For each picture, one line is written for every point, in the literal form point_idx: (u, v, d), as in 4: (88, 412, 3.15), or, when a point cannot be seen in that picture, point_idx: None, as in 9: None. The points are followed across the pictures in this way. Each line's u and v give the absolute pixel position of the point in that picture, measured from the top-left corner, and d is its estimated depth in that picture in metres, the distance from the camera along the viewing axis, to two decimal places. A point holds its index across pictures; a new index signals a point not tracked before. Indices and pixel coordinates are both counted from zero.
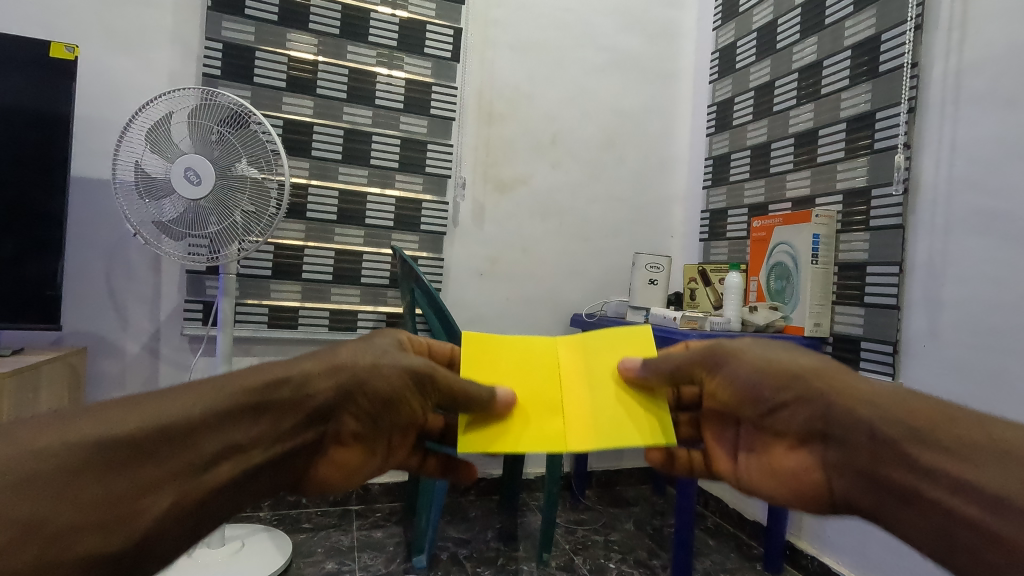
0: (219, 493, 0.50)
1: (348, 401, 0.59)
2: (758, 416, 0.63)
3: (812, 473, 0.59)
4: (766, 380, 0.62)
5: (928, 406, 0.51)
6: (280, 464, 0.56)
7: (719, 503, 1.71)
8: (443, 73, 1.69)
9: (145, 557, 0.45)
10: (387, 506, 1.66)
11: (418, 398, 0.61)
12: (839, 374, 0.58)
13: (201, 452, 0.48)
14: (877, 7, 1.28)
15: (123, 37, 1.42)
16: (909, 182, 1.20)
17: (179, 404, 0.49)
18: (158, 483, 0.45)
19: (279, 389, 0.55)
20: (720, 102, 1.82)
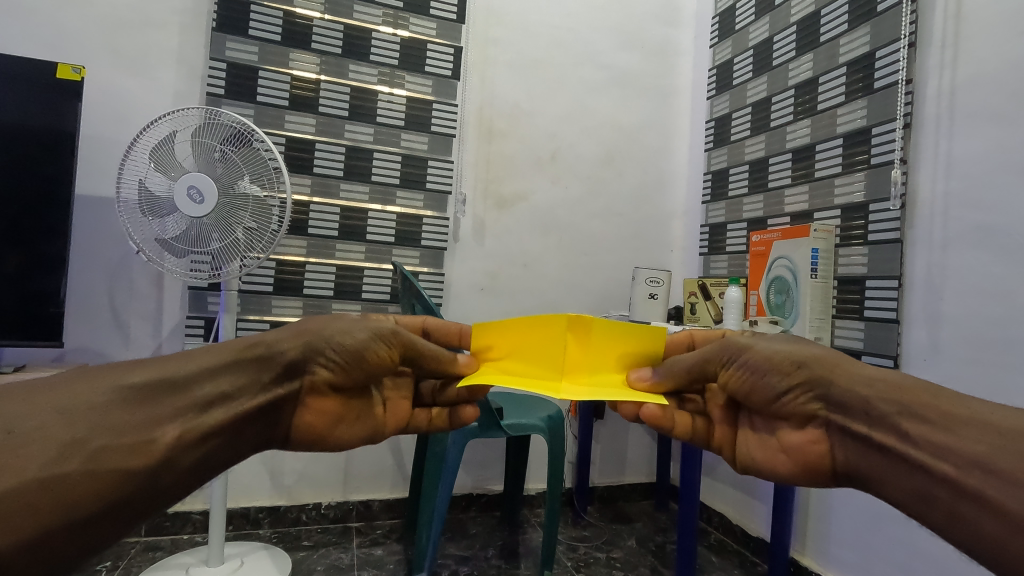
0: (225, 432, 0.57)
1: (321, 355, 0.67)
2: (765, 402, 0.66)
3: (813, 446, 0.63)
4: (774, 365, 0.65)
5: (914, 381, 0.57)
6: (272, 413, 0.63)
7: (722, 519, 1.70)
8: (444, 90, 1.71)
9: (175, 486, 0.52)
10: (388, 523, 1.66)
11: (383, 347, 0.70)
12: (841, 357, 0.63)
13: (204, 396, 0.56)
14: (872, 25, 1.30)
15: (129, 57, 1.45)
16: (906, 198, 1.21)
17: (180, 360, 0.58)
18: (172, 416, 0.53)
19: (265, 344, 0.63)
20: (718, 117, 1.84)
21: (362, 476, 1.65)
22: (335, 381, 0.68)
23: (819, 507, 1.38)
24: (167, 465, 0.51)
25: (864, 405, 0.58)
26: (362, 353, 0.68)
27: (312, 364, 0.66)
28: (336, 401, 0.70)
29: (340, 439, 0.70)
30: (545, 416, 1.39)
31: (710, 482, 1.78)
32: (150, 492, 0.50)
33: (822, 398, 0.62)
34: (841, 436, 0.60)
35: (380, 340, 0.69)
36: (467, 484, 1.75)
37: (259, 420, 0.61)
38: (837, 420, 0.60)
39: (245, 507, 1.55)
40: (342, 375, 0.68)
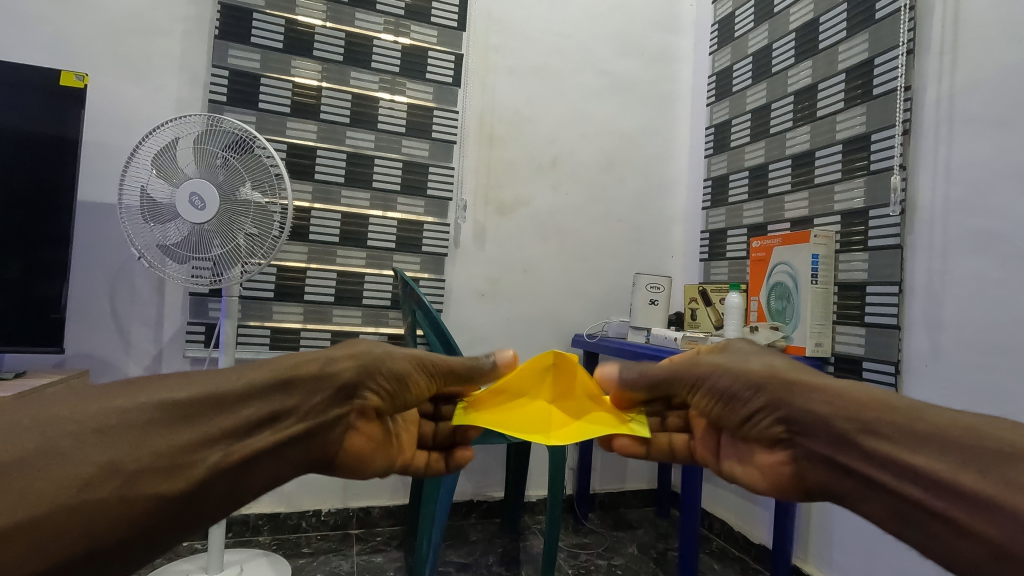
0: (265, 454, 0.57)
1: (371, 380, 0.69)
2: (736, 425, 0.68)
3: (783, 467, 0.64)
4: (738, 387, 0.68)
5: (872, 395, 0.57)
6: (316, 437, 0.64)
7: (724, 526, 1.69)
8: (445, 97, 1.72)
9: (208, 508, 0.53)
10: (388, 530, 1.65)
11: (426, 380, 0.73)
12: (801, 375, 0.64)
13: (247, 417, 0.57)
14: (870, 31, 1.31)
15: (132, 64, 1.46)
16: (906, 204, 1.21)
17: (227, 379, 0.59)
18: (215, 438, 0.53)
19: (317, 365, 0.65)
20: (718, 124, 1.85)
21: (362, 483, 1.64)
22: (380, 407, 0.70)
23: (821, 514, 1.38)
24: (206, 487, 0.51)
25: (825, 424, 0.59)
26: (410, 384, 0.71)
27: (362, 388, 0.68)
28: (377, 425, 0.72)
29: (376, 465, 0.71)
30: None
31: (711, 489, 1.77)
32: (185, 513, 0.50)
33: (785, 418, 0.63)
34: (807, 457, 0.61)
35: (424, 372, 0.73)
36: (468, 491, 1.74)
37: (302, 443, 0.62)
38: (800, 440, 0.62)
39: (244, 514, 1.54)
40: (386, 402, 0.70)
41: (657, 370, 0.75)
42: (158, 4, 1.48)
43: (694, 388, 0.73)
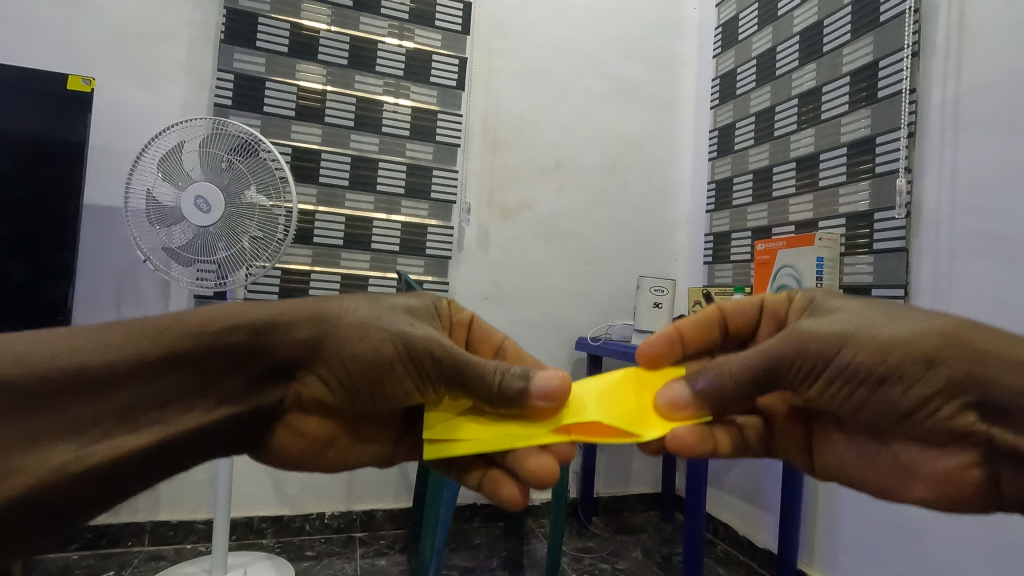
0: (151, 450, 0.53)
1: (321, 362, 0.61)
2: (895, 420, 0.56)
3: (967, 469, 0.55)
4: (903, 371, 0.53)
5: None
6: (231, 427, 0.60)
7: (728, 531, 1.68)
8: (449, 101, 1.72)
9: (78, 510, 0.50)
10: (392, 533, 1.65)
11: (413, 380, 0.61)
12: (975, 336, 0.53)
13: (115, 404, 0.51)
14: (875, 34, 1.30)
15: (138, 69, 1.47)
16: (911, 207, 1.21)
17: (94, 346, 0.51)
18: (64, 433, 0.49)
19: (246, 338, 0.57)
20: (722, 126, 1.85)
21: (366, 486, 1.64)
22: (329, 396, 0.63)
23: (827, 519, 1.37)
24: (63, 492, 0.48)
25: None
26: (382, 379, 0.61)
27: (303, 369, 0.62)
28: (329, 418, 0.66)
29: (330, 460, 0.68)
30: None
31: (716, 494, 1.76)
32: (44, 520, 0.48)
33: (971, 403, 0.53)
34: (1014, 458, 0.53)
35: (408, 364, 0.61)
36: (471, 494, 1.74)
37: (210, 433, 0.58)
38: (1007, 434, 0.53)
39: (248, 516, 1.55)
40: (340, 394, 0.63)
41: (746, 362, 0.57)
42: (164, 9, 1.49)
43: (816, 374, 0.57)
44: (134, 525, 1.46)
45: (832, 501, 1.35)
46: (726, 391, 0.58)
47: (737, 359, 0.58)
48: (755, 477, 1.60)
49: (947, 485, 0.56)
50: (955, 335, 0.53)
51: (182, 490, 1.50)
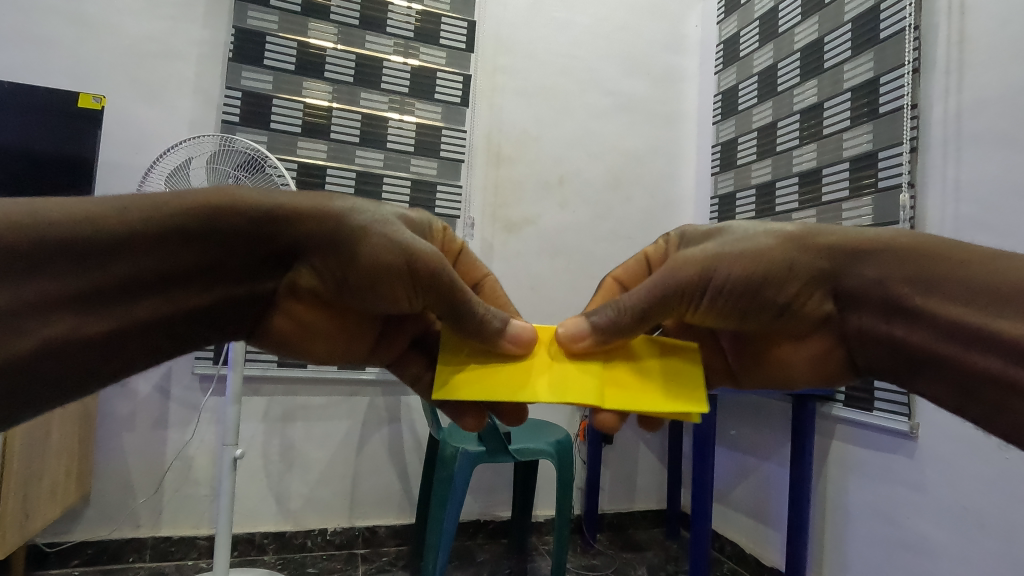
0: (148, 326, 0.48)
1: (317, 255, 0.54)
2: (772, 318, 0.57)
3: (830, 352, 0.57)
4: (767, 276, 0.54)
5: (921, 245, 0.51)
6: (225, 308, 0.54)
7: (735, 548, 1.66)
8: (454, 117, 1.74)
9: (75, 383, 0.46)
10: (394, 550, 1.63)
11: (406, 290, 0.55)
12: (845, 235, 0.54)
13: (123, 272, 0.45)
14: (875, 51, 1.32)
15: (148, 87, 1.49)
16: (915, 221, 1.21)
17: (108, 212, 0.44)
18: (65, 301, 0.42)
19: (266, 216, 0.50)
20: (724, 142, 1.86)
21: (368, 502, 1.63)
22: (321, 289, 0.56)
23: (834, 537, 1.35)
24: (56, 364, 0.44)
25: (879, 291, 0.52)
26: (377, 280, 0.54)
27: (301, 261, 0.54)
28: (326, 310, 0.59)
29: (315, 352, 0.62)
30: (553, 441, 1.38)
31: (722, 510, 1.74)
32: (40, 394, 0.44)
33: (833, 295, 0.54)
34: (860, 339, 0.55)
35: (407, 273, 0.54)
36: (475, 510, 1.72)
37: (213, 311, 0.53)
38: (855, 319, 0.54)
39: (250, 532, 1.54)
40: (331, 289, 0.56)
41: (639, 299, 0.56)
42: (174, 27, 1.52)
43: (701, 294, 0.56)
44: (135, 541, 1.45)
45: (839, 518, 1.34)
46: (629, 329, 0.57)
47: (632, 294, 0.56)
48: (761, 493, 1.58)
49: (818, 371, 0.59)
50: (803, 237, 0.54)
51: (184, 506, 1.49)
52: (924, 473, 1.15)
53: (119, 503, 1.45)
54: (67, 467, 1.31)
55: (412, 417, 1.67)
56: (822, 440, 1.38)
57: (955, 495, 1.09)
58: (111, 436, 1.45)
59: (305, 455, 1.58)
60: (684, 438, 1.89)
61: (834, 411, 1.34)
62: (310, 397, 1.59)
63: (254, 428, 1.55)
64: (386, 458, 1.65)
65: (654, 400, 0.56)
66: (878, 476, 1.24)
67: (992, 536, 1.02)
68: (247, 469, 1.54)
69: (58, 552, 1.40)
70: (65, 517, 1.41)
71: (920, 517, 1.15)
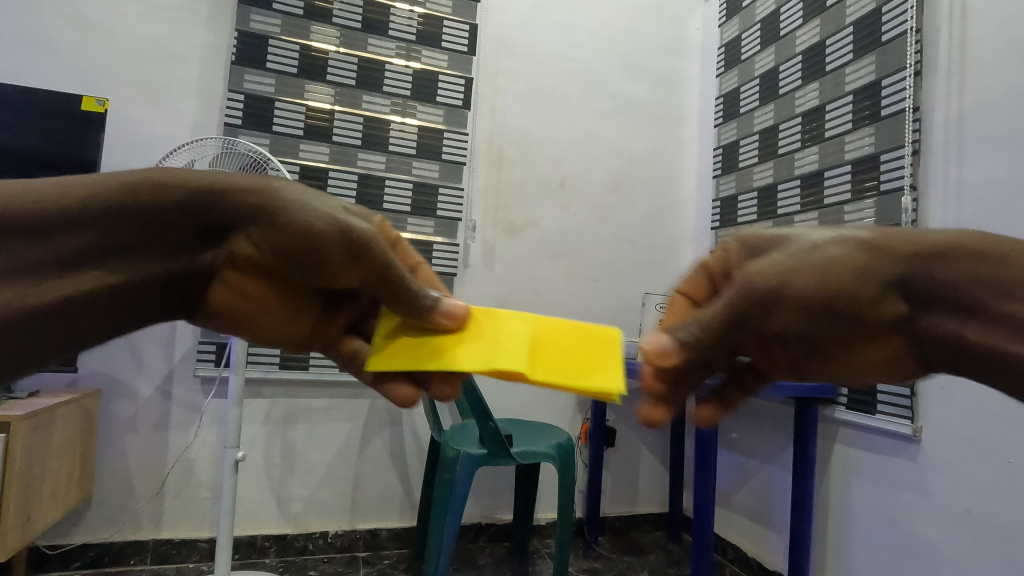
0: (97, 299, 0.49)
1: (250, 227, 0.51)
2: (837, 325, 0.50)
3: (897, 361, 0.51)
4: (847, 284, 0.48)
5: (994, 245, 0.48)
6: (173, 285, 0.53)
7: (737, 552, 1.66)
8: (455, 120, 1.74)
9: (30, 355, 0.48)
10: (395, 553, 1.63)
11: (342, 261, 0.52)
12: (898, 237, 0.50)
13: (71, 245, 0.47)
14: (877, 54, 1.32)
15: (151, 90, 1.50)
16: (918, 224, 1.20)
17: (58, 191, 0.46)
18: (15, 269, 0.45)
19: (202, 187, 0.49)
20: (726, 145, 1.86)
21: (370, 505, 1.63)
22: (259, 262, 0.52)
23: (837, 541, 1.34)
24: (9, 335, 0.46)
25: (951, 292, 0.48)
26: (311, 251, 0.51)
27: (237, 232, 0.51)
28: (269, 287, 0.55)
29: (256, 329, 0.57)
30: (555, 444, 1.38)
31: (724, 514, 1.73)
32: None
33: (905, 298, 0.49)
34: (931, 344, 0.50)
35: (342, 240, 0.51)
36: (476, 513, 1.72)
37: (164, 286, 0.52)
38: (931, 322, 0.49)
39: (251, 535, 1.53)
40: (267, 260, 0.52)
41: (720, 313, 0.51)
42: (176, 30, 1.52)
43: (773, 307, 0.50)
44: (136, 544, 1.45)
45: (842, 522, 1.33)
46: (712, 346, 0.52)
47: (713, 312, 0.51)
48: (764, 496, 1.58)
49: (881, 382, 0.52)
50: (875, 244, 0.49)
51: (185, 508, 1.49)
52: (927, 476, 1.14)
53: (120, 505, 1.45)
54: (69, 469, 1.31)
55: (414, 420, 1.67)
56: (825, 443, 1.38)
57: (959, 499, 1.08)
58: (112, 438, 1.45)
59: (306, 457, 1.58)
60: (686, 442, 1.88)
61: (837, 414, 1.34)
62: (312, 399, 1.59)
63: (256, 430, 1.55)
64: (388, 461, 1.65)
65: (576, 371, 0.53)
66: (880, 480, 1.24)
67: (996, 540, 1.02)
68: (248, 472, 1.54)
69: (59, 555, 1.40)
70: (66, 519, 1.41)
71: (923, 521, 1.15)
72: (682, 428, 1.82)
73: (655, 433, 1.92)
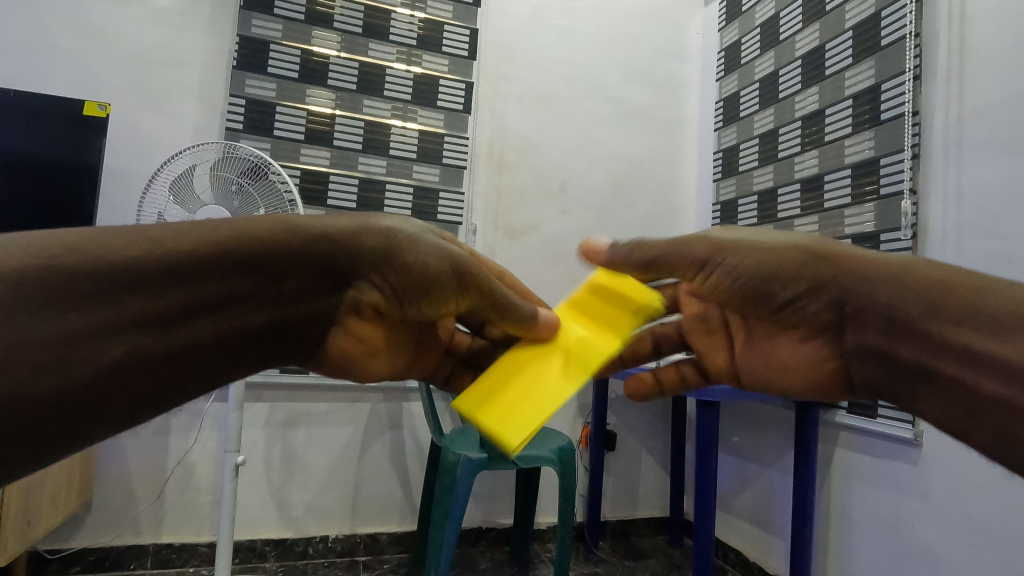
0: (201, 354, 0.46)
1: (378, 273, 0.55)
2: (767, 313, 0.59)
3: (825, 361, 0.58)
4: (778, 267, 0.56)
5: (940, 273, 0.49)
6: (289, 331, 0.53)
7: (738, 556, 1.65)
8: (456, 124, 1.75)
9: (126, 418, 0.43)
10: (396, 557, 1.62)
11: (452, 292, 0.59)
12: (845, 250, 0.55)
13: (191, 296, 0.44)
14: (876, 58, 1.32)
15: (152, 95, 1.50)
16: (918, 228, 1.21)
17: (175, 241, 0.44)
18: (130, 325, 0.41)
19: (328, 234, 0.52)
20: (726, 148, 1.86)
21: (370, 509, 1.63)
22: (383, 306, 0.58)
23: (838, 546, 1.34)
24: (110, 397, 0.41)
25: (888, 312, 0.50)
26: (429, 287, 0.57)
27: (362, 280, 0.56)
28: (380, 326, 0.61)
29: (370, 370, 0.63)
30: (555, 448, 1.38)
31: (725, 518, 1.73)
32: (90, 431, 0.41)
33: (839, 306, 0.54)
34: (858, 353, 0.54)
35: (452, 271, 0.58)
36: (476, 517, 1.72)
37: (269, 337, 0.51)
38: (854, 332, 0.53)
39: (251, 539, 1.53)
40: (394, 304, 0.58)
41: (657, 250, 0.64)
42: (178, 36, 1.53)
43: (705, 268, 0.62)
44: (137, 548, 1.45)
45: (843, 527, 1.33)
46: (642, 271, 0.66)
47: (653, 245, 0.64)
48: (764, 500, 1.58)
49: (811, 380, 0.59)
50: (822, 248, 0.55)
51: (185, 512, 1.49)
52: (929, 481, 1.14)
53: (121, 510, 1.45)
54: (69, 473, 1.31)
55: (414, 424, 1.67)
56: (826, 447, 1.38)
57: (961, 504, 1.08)
58: (113, 442, 1.45)
59: (306, 461, 1.58)
60: (687, 445, 1.88)
61: (837, 418, 1.34)
62: (312, 403, 1.59)
63: (256, 434, 1.55)
64: (388, 465, 1.65)
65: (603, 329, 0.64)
66: (882, 484, 1.24)
67: (998, 545, 1.01)
68: (249, 476, 1.54)
69: (59, 559, 1.40)
70: (67, 523, 1.41)
71: (925, 526, 1.15)
72: (683, 431, 1.82)
73: (655, 437, 1.92)
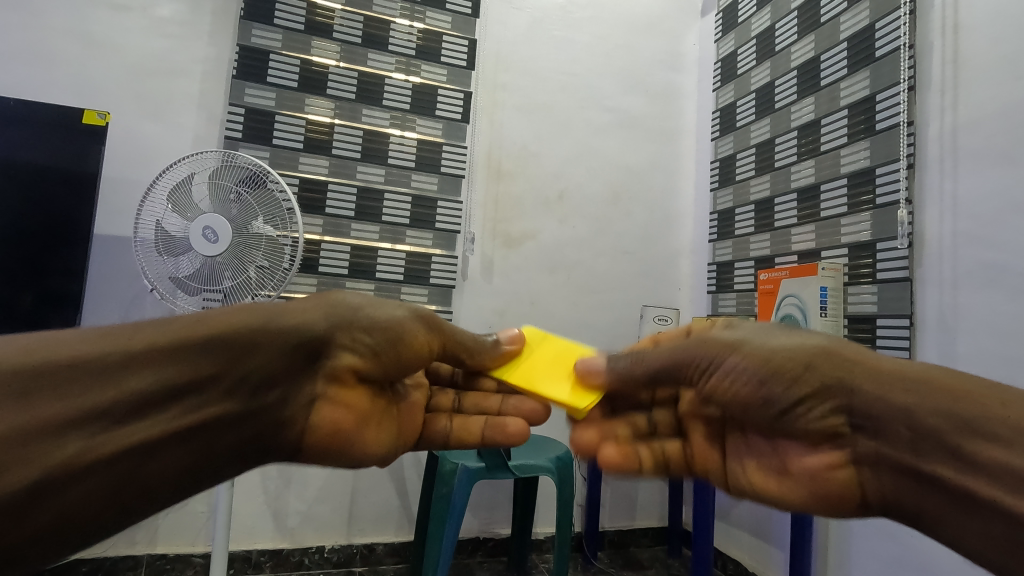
0: (179, 435, 0.49)
1: (347, 333, 0.65)
2: (770, 416, 0.65)
3: (835, 469, 0.61)
4: (784, 367, 0.62)
5: (949, 377, 0.53)
6: (263, 413, 0.57)
7: (737, 566, 1.64)
8: (455, 133, 1.76)
9: (107, 506, 0.44)
10: (392, 568, 1.61)
11: (422, 334, 0.71)
12: (853, 353, 0.61)
13: (161, 376, 0.48)
14: (871, 69, 1.33)
15: (153, 105, 1.51)
16: (913, 236, 1.21)
17: (145, 334, 0.49)
18: (110, 405, 0.44)
19: (287, 314, 0.60)
20: (723, 158, 1.87)
21: (367, 519, 1.62)
22: (359, 363, 0.66)
23: (839, 556, 1.33)
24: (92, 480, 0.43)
25: (907, 418, 0.54)
26: (398, 333, 0.69)
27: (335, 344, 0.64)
28: (361, 392, 0.68)
29: (365, 440, 0.68)
30: (553, 457, 1.37)
31: (723, 528, 1.72)
32: (75, 521, 0.42)
33: (844, 410, 0.60)
34: (875, 462, 0.58)
35: (415, 328, 0.70)
36: (474, 528, 1.70)
37: (245, 422, 0.55)
38: (870, 440, 0.58)
39: (246, 550, 1.52)
40: (370, 356, 0.67)
41: (659, 360, 0.71)
42: (178, 45, 1.53)
43: (708, 370, 0.68)
44: (131, 559, 1.44)
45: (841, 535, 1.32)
46: (641, 379, 0.71)
47: (654, 354, 0.71)
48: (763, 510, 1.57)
49: (821, 490, 0.62)
50: (831, 352, 0.61)
51: (181, 522, 1.48)
52: None
53: None
54: None
55: None
56: None
57: None
58: None
59: (303, 470, 1.57)
60: None
61: None
62: None
63: None
64: (385, 475, 1.64)
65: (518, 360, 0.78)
66: None
67: None
68: (245, 485, 1.53)
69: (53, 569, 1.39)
70: None
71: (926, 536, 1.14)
72: None
73: None
